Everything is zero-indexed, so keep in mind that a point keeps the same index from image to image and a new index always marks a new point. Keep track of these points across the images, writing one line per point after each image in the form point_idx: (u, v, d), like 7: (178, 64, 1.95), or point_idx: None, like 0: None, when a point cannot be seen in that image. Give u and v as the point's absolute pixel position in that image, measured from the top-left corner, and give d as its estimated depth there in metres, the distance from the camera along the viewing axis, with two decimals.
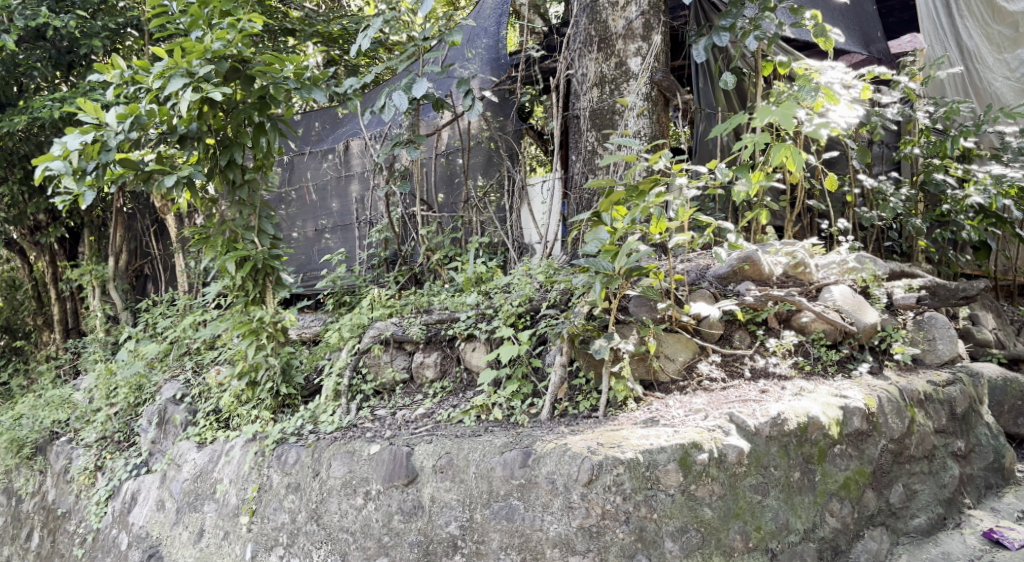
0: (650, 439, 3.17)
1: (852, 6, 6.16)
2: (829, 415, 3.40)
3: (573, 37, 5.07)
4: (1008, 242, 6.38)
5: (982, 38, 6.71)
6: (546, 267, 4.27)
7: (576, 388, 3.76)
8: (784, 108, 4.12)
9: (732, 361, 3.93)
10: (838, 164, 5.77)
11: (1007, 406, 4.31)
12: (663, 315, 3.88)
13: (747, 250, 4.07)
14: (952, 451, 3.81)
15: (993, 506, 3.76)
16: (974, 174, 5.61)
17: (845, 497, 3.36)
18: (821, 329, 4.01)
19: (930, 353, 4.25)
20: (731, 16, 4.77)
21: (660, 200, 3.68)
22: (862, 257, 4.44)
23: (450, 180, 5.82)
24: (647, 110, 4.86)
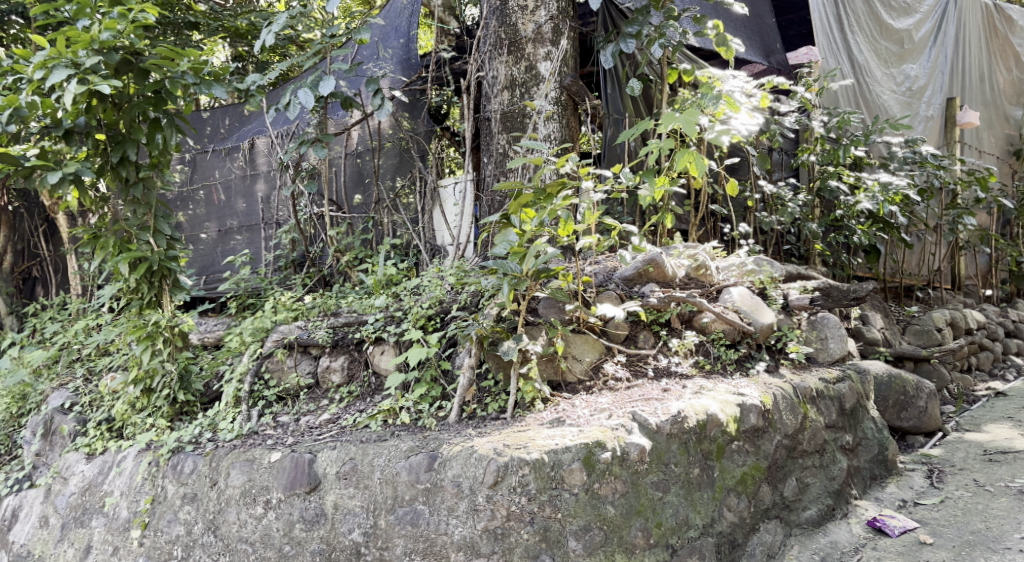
0: (555, 439, 3.21)
1: (753, 18, 6.41)
2: (727, 413, 3.52)
3: (483, 39, 5.09)
4: (895, 246, 6.77)
5: (869, 54, 7.10)
6: (457, 269, 4.27)
7: (485, 390, 3.76)
8: (687, 115, 4.28)
9: (636, 361, 4.03)
10: (740, 170, 5.99)
11: (892, 400, 4.56)
12: (571, 316, 3.93)
13: (651, 253, 4.17)
14: (841, 445, 4.00)
15: (878, 496, 3.98)
16: (864, 181, 5.91)
17: (742, 492, 3.49)
18: (720, 329, 4.15)
19: (823, 352, 4.42)
20: (638, 23, 4.90)
21: (567, 202, 3.73)
22: (760, 260, 4.63)
23: (360, 180, 5.76)
24: (556, 114, 4.92)
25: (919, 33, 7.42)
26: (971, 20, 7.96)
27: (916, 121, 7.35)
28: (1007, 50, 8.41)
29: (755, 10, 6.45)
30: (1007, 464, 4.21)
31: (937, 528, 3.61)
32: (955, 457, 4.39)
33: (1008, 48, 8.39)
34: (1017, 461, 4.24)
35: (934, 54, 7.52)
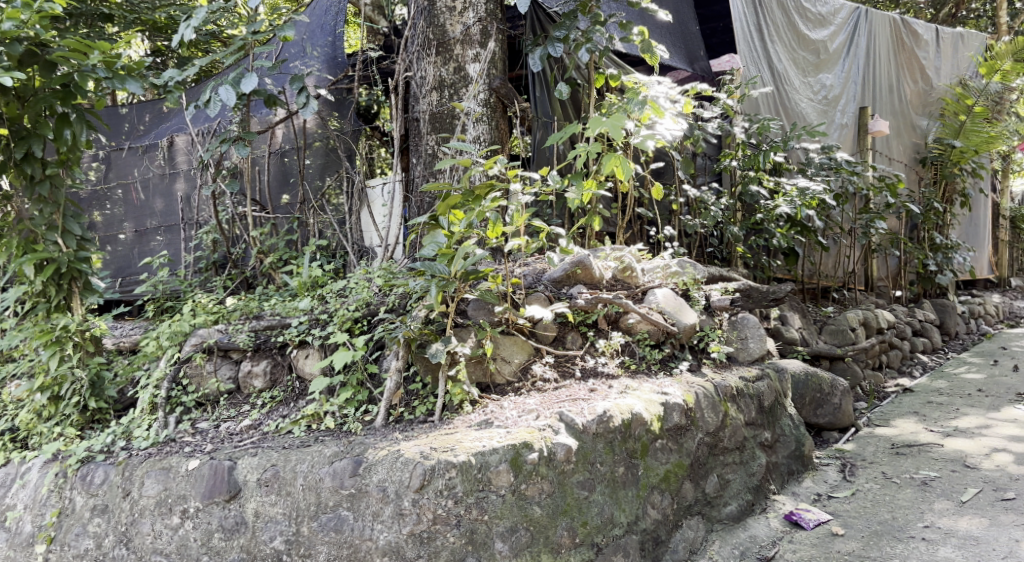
0: (482, 441, 3.20)
1: (677, 25, 6.57)
2: (651, 411, 3.59)
3: (411, 39, 5.06)
4: (813, 249, 7.02)
5: (788, 63, 7.34)
6: (385, 271, 4.23)
7: (412, 393, 3.71)
8: (613, 119, 4.35)
9: (564, 361, 4.07)
10: (666, 174, 6.13)
11: (808, 398, 4.73)
12: (499, 318, 3.93)
13: (578, 255, 4.22)
14: (760, 442, 4.12)
15: (794, 490, 4.13)
16: (783, 186, 6.13)
17: (665, 489, 3.56)
18: (645, 330, 4.23)
19: (742, 351, 4.54)
20: (565, 28, 4.95)
21: (494, 204, 3.73)
22: (685, 262, 4.73)
23: (285, 180, 5.65)
24: (485, 116, 4.92)
25: (833, 44, 7.75)
26: (881, 32, 8.35)
27: (832, 129, 7.70)
28: (913, 63, 8.85)
29: (679, 18, 6.62)
30: (912, 456, 4.43)
31: (848, 519, 3.77)
32: (866, 451, 4.59)
33: (914, 60, 8.83)
34: (922, 453, 4.46)
35: (847, 65, 7.88)
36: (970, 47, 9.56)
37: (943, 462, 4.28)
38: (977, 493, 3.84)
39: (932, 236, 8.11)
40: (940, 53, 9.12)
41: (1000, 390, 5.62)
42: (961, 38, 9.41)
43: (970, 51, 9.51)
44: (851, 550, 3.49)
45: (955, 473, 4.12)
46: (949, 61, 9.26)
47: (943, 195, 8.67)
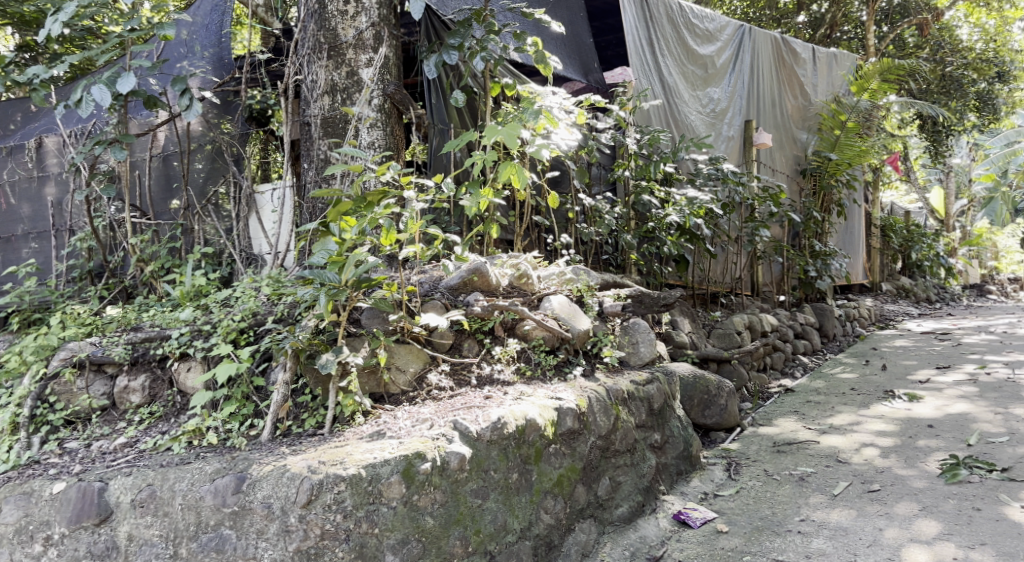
0: (374, 453, 3.14)
1: (571, 36, 6.70)
2: (545, 417, 3.63)
3: (301, 42, 4.96)
4: (702, 256, 7.29)
5: (678, 76, 7.61)
6: (273, 280, 4.17)
7: (301, 405, 3.60)
8: (509, 128, 4.42)
9: (461, 369, 4.03)
10: (562, 183, 6.26)
11: (696, 399, 4.92)
12: (394, 326, 3.87)
13: (475, 262, 4.23)
14: (650, 443, 4.23)
15: (682, 490, 4.26)
16: (673, 196, 6.35)
17: (558, 493, 3.60)
18: (541, 336, 4.28)
19: (634, 355, 4.65)
20: (460, 36, 4.93)
21: (387, 211, 3.68)
22: (579, 269, 4.88)
23: (167, 184, 5.35)
24: (380, 122, 4.85)
25: (719, 59, 8.09)
26: (764, 50, 8.78)
27: (720, 141, 8.04)
28: (794, 80, 9.35)
29: (574, 30, 6.75)
30: (791, 453, 4.65)
31: (732, 516, 3.92)
32: (750, 450, 4.79)
33: (794, 77, 9.33)
34: (800, 450, 4.70)
35: (733, 80, 8.25)
36: (843, 66, 10.21)
37: (819, 458, 4.52)
38: (847, 486, 4.08)
39: (812, 243, 8.57)
40: (816, 70, 9.69)
41: (871, 388, 5.99)
42: (835, 58, 10.03)
43: (843, 70, 10.16)
44: (734, 546, 3.63)
45: (828, 468, 4.36)
46: (824, 78, 9.85)
47: (821, 205, 9.20)
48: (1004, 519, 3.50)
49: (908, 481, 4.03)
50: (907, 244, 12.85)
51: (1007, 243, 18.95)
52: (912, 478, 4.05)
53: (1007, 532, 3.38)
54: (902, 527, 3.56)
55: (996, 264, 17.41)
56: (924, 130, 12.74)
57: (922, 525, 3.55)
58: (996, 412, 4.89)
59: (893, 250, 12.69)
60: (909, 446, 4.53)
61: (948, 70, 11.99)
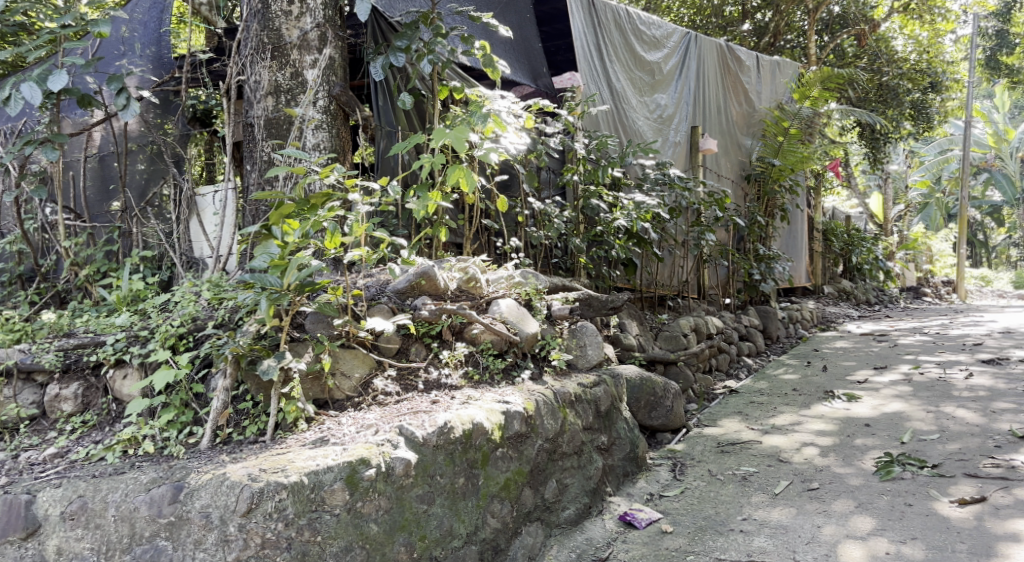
0: (316, 460, 3.09)
1: (520, 41, 6.76)
2: (492, 420, 3.62)
3: (244, 43, 4.85)
4: (650, 260, 7.37)
5: (626, 82, 7.70)
6: (214, 285, 4.07)
7: (242, 412, 3.51)
8: (457, 131, 4.40)
9: (407, 374, 3.99)
10: (512, 187, 6.27)
11: (643, 401, 4.98)
12: (339, 331, 3.81)
13: (422, 265, 4.20)
14: (597, 445, 4.26)
15: (628, 491, 4.30)
16: (620, 200, 6.42)
17: (505, 497, 3.59)
18: (489, 340, 4.28)
19: (582, 358, 4.66)
20: (407, 38, 4.92)
21: (331, 214, 3.63)
22: (527, 273, 4.89)
23: (103, 185, 5.24)
24: (325, 124, 4.81)
25: (666, 65, 8.22)
26: (709, 57, 8.95)
27: (666, 146, 8.15)
28: (738, 86, 9.54)
29: (522, 35, 6.79)
30: (735, 453, 4.74)
31: (677, 517, 3.98)
32: (695, 451, 4.87)
33: (738, 84, 9.53)
34: (743, 450, 4.79)
35: (679, 86, 8.39)
36: (785, 74, 10.46)
37: (761, 458, 4.62)
38: (788, 485, 4.17)
39: (756, 247, 8.75)
40: (760, 78, 9.91)
41: (812, 389, 6.14)
42: (778, 66, 10.27)
43: (785, 78, 10.41)
44: (678, 546, 3.68)
45: (770, 467, 4.45)
46: (767, 86, 10.08)
47: (765, 210, 9.40)
48: (934, 513, 3.61)
49: (845, 479, 4.14)
50: (847, 248, 13.21)
51: (942, 247, 19.63)
52: (849, 476, 4.16)
53: (937, 526, 3.48)
54: (839, 524, 3.65)
55: (932, 267, 18.03)
56: (863, 137, 13.13)
57: (858, 521, 3.65)
58: (928, 410, 5.06)
59: (834, 253, 13.03)
60: (846, 445, 4.66)
61: (885, 79, 12.40)
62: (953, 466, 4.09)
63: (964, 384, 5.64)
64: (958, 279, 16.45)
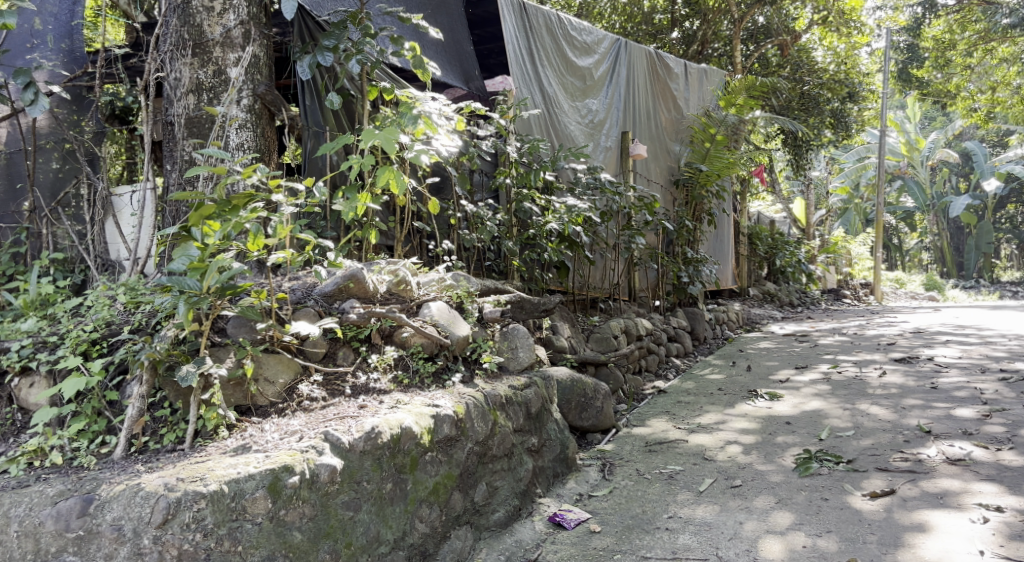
0: (237, 468, 3.01)
1: (452, 43, 6.77)
2: (421, 424, 3.59)
3: (163, 38, 4.70)
4: (582, 263, 7.45)
5: (557, 87, 7.76)
6: (131, 288, 3.93)
7: (160, 420, 3.38)
8: (387, 132, 4.35)
9: (334, 379, 3.90)
10: (444, 189, 6.26)
11: (573, 402, 5.03)
12: (263, 335, 3.71)
13: (351, 267, 4.18)
14: (527, 447, 4.27)
15: (558, 493, 4.33)
16: (553, 204, 6.46)
17: (433, 501, 3.56)
18: (419, 343, 4.22)
19: (513, 360, 4.67)
20: (335, 37, 4.83)
21: (253, 215, 3.52)
22: (458, 276, 4.90)
23: (9, 184, 4.99)
24: (249, 123, 4.70)
25: (597, 71, 8.33)
26: (639, 64, 9.10)
27: (598, 151, 8.25)
28: (666, 94, 9.74)
29: (454, 37, 6.80)
30: (662, 452, 4.83)
31: (605, 516, 4.03)
32: (624, 450, 4.94)
33: (667, 91, 9.73)
34: (670, 449, 4.88)
35: (610, 92, 8.51)
36: (712, 82, 10.74)
37: (687, 456, 4.72)
38: (712, 482, 4.27)
39: (684, 250, 8.95)
40: (688, 85, 10.15)
41: (736, 388, 6.31)
42: (705, 74, 10.54)
43: (712, 86, 10.68)
44: (605, 545, 3.73)
45: (695, 465, 4.55)
46: (695, 93, 10.33)
47: (693, 214, 9.63)
48: (848, 507, 3.75)
49: (767, 476, 4.26)
50: (771, 251, 13.65)
51: (860, 250, 20.48)
52: (770, 473, 4.29)
53: (851, 519, 3.62)
54: (759, 520, 3.76)
55: (851, 269, 18.80)
56: (786, 144, 13.59)
57: (777, 517, 3.76)
58: (845, 408, 5.26)
59: (760, 257, 13.43)
60: (768, 442, 4.80)
61: (806, 89, 12.89)
62: (866, 460, 4.25)
63: (878, 382, 5.89)
64: (875, 282, 17.19)
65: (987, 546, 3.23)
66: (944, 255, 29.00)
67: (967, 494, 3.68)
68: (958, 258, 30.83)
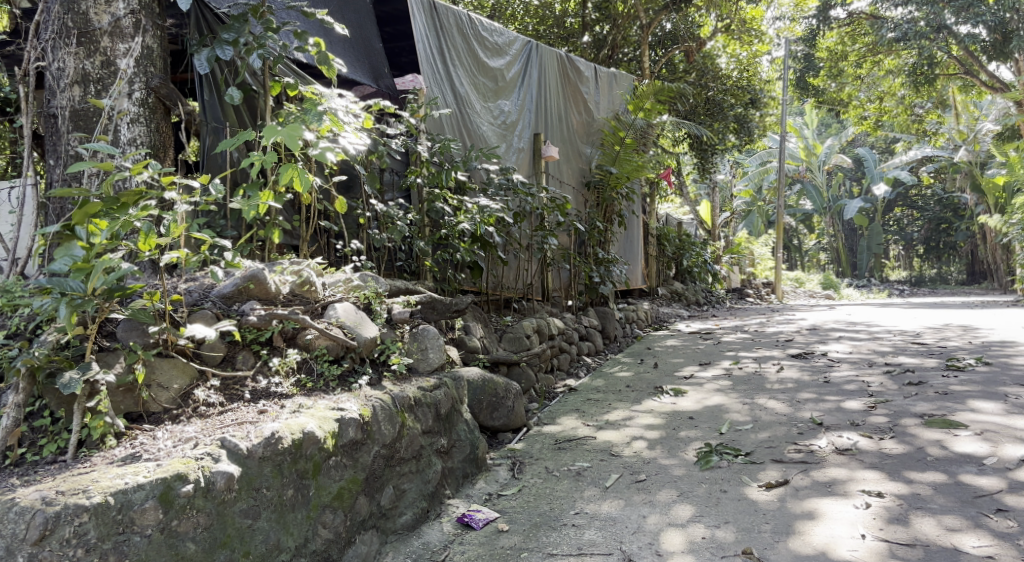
0: (125, 478, 2.87)
1: (361, 40, 6.69)
2: (325, 429, 3.50)
3: (44, 26, 4.41)
4: (495, 263, 7.47)
5: (469, 88, 7.75)
6: (8, 291, 3.69)
7: (39, 430, 3.19)
8: (290, 129, 4.23)
9: (232, 384, 3.76)
10: (353, 188, 6.16)
11: (485, 402, 5.03)
12: (156, 339, 3.56)
13: (251, 268, 4.06)
14: (436, 449, 4.23)
15: (467, 493, 4.33)
16: (465, 204, 6.44)
17: (337, 507, 3.47)
18: (324, 346, 4.13)
19: (423, 361, 4.60)
20: (235, 31, 4.68)
21: (143, 212, 3.36)
22: (366, 277, 4.84)
23: None
24: (141, 117, 4.49)
25: (509, 73, 8.37)
26: (550, 66, 9.18)
27: (510, 152, 8.26)
28: (578, 97, 9.88)
29: (363, 33, 6.72)
30: (571, 450, 4.89)
31: (513, 515, 4.05)
32: (533, 449, 4.97)
33: (578, 94, 9.87)
34: (578, 447, 4.94)
35: (521, 94, 8.56)
36: (622, 86, 10.96)
37: (594, 453, 4.79)
38: (618, 478, 4.35)
39: (596, 251, 9.10)
40: (598, 88, 10.32)
41: (643, 385, 6.46)
42: (614, 78, 10.73)
43: (621, 90, 10.90)
44: (513, 544, 3.74)
45: (602, 461, 4.62)
46: (605, 96, 10.52)
47: (604, 215, 9.79)
48: (745, 498, 3.89)
49: (670, 470, 4.38)
50: (679, 252, 14.06)
51: (762, 251, 21.36)
52: (673, 467, 4.41)
53: (747, 510, 3.75)
54: (662, 513, 3.85)
55: (754, 270, 19.56)
56: (693, 148, 14.02)
57: (679, 509, 3.86)
58: (745, 402, 5.46)
59: (668, 257, 13.79)
60: (672, 437, 4.92)
61: (711, 94, 13.34)
62: (762, 453, 4.42)
63: (775, 377, 6.14)
64: (776, 281, 17.95)
65: (869, 529, 3.40)
66: (839, 256, 30.55)
67: (853, 482, 3.88)
68: (852, 258, 32.53)
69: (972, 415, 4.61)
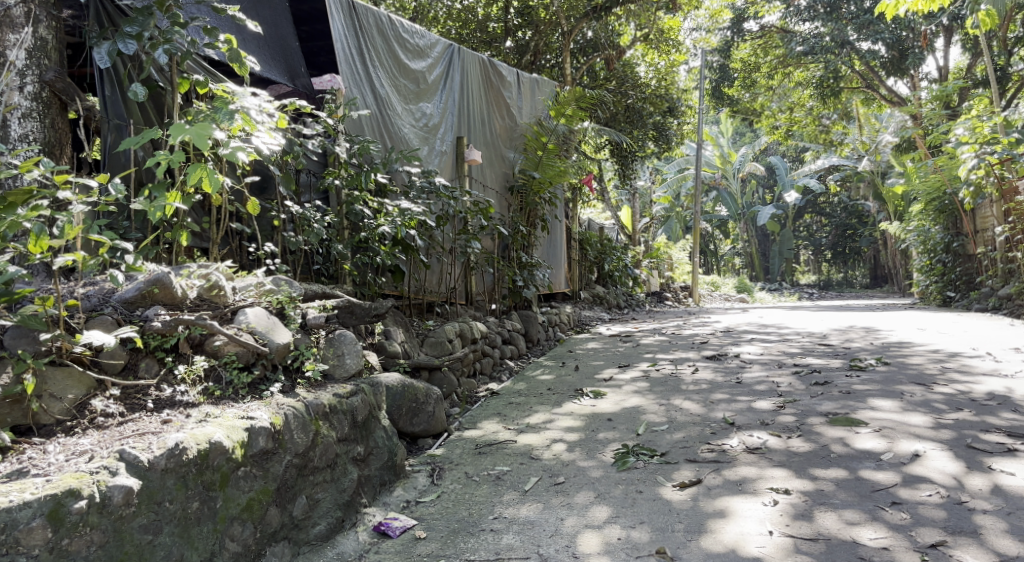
0: (10, 495, 2.70)
1: (275, 38, 6.54)
2: (233, 438, 3.36)
3: None
4: (417, 267, 7.38)
5: (390, 89, 7.66)
6: None
7: None
8: (199, 127, 4.06)
9: (133, 393, 3.59)
10: (268, 189, 6.00)
11: (404, 408, 4.95)
12: (48, 347, 3.36)
13: (155, 272, 3.88)
14: (352, 456, 4.14)
15: (384, 501, 4.24)
16: (385, 206, 6.34)
17: (246, 519, 3.35)
18: (233, 352, 3.96)
19: (339, 367, 4.50)
20: (138, 24, 4.46)
21: (32, 213, 3.16)
22: (279, 280, 4.70)
23: None
24: (36, 112, 4.29)
25: (431, 75, 8.31)
26: (472, 70, 9.17)
27: (432, 155, 8.19)
28: (501, 101, 9.89)
29: (279, 31, 6.56)
30: (491, 454, 4.87)
31: (431, 522, 4.00)
32: (453, 454, 4.93)
33: (501, 99, 9.87)
34: (498, 451, 4.93)
35: (443, 97, 8.51)
36: (544, 92, 11.05)
37: (513, 456, 4.78)
38: (536, 481, 4.36)
39: (519, 255, 9.13)
40: (521, 94, 10.36)
41: (564, 388, 6.50)
42: (536, 83, 10.80)
43: (543, 96, 10.99)
44: (430, 552, 3.69)
45: (521, 465, 4.62)
46: (528, 102, 10.58)
47: (527, 219, 9.83)
48: (660, 498, 3.95)
49: (588, 472, 4.41)
50: (600, 256, 14.26)
51: (680, 255, 21.92)
52: (591, 469, 4.44)
53: (662, 510, 3.81)
54: (579, 515, 3.87)
55: (673, 274, 20.03)
56: (614, 155, 14.26)
57: (595, 511, 3.89)
58: (661, 404, 5.56)
59: (590, 261, 13.98)
60: (591, 439, 4.97)
61: (630, 102, 13.63)
62: (677, 453, 4.50)
63: (690, 379, 6.28)
64: (694, 285, 18.43)
65: (775, 526, 3.50)
66: (754, 260, 31.62)
67: (762, 480, 3.99)
68: (765, 262, 33.72)
69: (871, 413, 4.82)
